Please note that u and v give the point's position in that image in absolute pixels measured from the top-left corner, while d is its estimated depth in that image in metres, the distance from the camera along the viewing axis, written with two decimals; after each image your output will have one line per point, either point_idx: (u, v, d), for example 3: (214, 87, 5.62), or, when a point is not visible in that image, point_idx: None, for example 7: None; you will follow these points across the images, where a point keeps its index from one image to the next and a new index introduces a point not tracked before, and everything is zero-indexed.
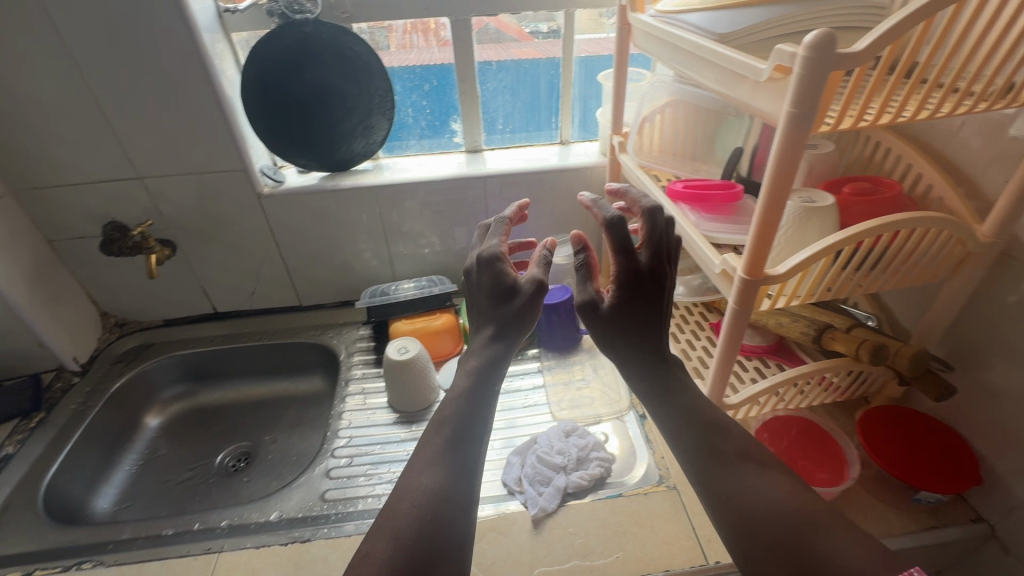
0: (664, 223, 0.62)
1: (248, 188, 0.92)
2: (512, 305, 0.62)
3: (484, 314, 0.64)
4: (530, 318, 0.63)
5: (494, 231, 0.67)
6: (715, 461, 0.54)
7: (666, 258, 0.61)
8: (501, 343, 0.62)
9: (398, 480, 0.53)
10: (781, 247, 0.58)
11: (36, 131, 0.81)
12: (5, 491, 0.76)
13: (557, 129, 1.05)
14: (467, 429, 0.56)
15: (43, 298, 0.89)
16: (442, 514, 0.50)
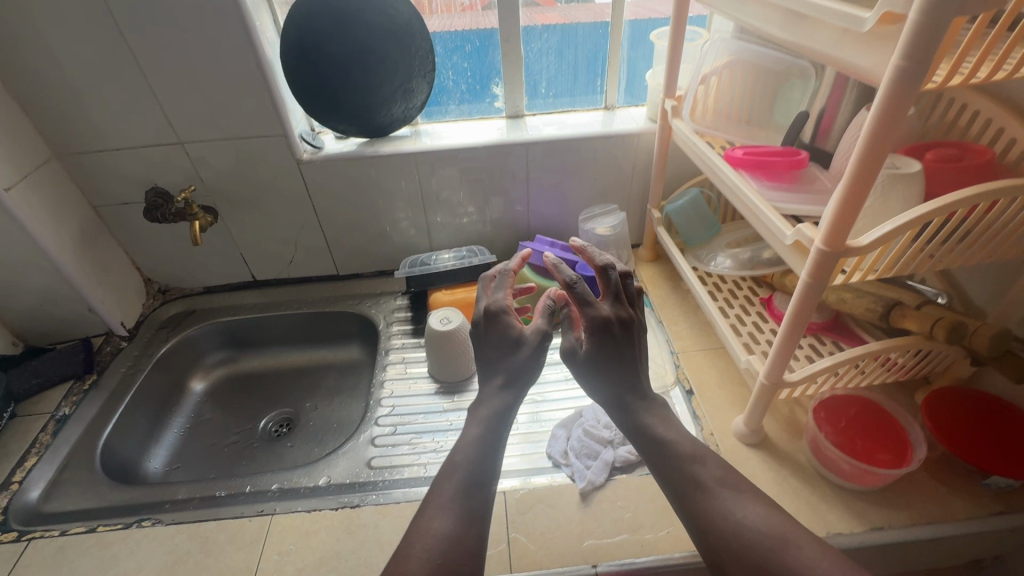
0: (619, 276, 0.65)
1: (287, 154, 0.90)
2: (509, 358, 0.63)
3: (491, 368, 0.64)
4: (530, 372, 0.63)
5: (499, 283, 0.68)
6: (700, 494, 0.55)
7: (626, 309, 0.63)
8: (512, 394, 0.62)
9: (411, 524, 0.54)
10: (862, 217, 0.55)
11: (79, 95, 0.80)
12: (65, 450, 0.78)
13: (602, 93, 1.00)
14: (477, 475, 0.57)
15: (90, 263, 0.90)
16: (457, 558, 0.51)
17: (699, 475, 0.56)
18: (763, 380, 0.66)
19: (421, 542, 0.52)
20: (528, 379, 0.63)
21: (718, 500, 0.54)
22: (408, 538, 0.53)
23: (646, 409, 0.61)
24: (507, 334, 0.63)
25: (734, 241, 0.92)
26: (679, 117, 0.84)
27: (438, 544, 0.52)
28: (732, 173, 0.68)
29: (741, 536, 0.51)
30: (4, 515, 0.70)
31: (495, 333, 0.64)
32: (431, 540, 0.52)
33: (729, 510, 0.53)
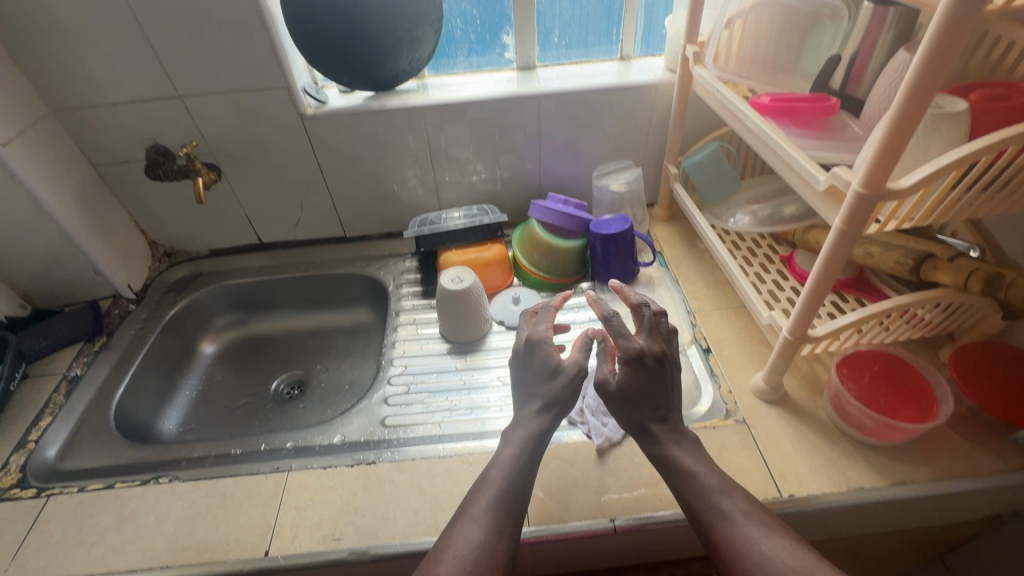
0: (656, 312, 0.63)
1: (291, 109, 0.87)
2: (542, 386, 0.63)
3: (527, 395, 0.64)
4: (567, 401, 0.63)
5: (540, 316, 0.69)
6: (725, 524, 0.52)
7: (659, 344, 0.61)
8: (549, 416, 0.62)
9: (444, 533, 0.53)
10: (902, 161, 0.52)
11: (72, 45, 0.77)
12: (79, 410, 0.78)
13: (617, 43, 0.95)
14: (517, 494, 0.56)
15: (94, 224, 0.88)
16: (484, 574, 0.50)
17: (722, 504, 0.53)
18: (786, 335, 0.64)
19: (451, 552, 0.51)
20: (567, 406, 0.63)
21: (745, 530, 0.51)
22: (439, 547, 0.52)
23: (675, 438, 0.59)
24: (542, 365, 0.64)
25: (753, 198, 0.89)
26: (701, 64, 0.80)
27: (468, 554, 0.51)
28: (759, 119, 0.65)
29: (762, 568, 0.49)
30: (22, 473, 0.70)
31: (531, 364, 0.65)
32: (460, 554, 0.51)
33: (752, 540, 0.50)
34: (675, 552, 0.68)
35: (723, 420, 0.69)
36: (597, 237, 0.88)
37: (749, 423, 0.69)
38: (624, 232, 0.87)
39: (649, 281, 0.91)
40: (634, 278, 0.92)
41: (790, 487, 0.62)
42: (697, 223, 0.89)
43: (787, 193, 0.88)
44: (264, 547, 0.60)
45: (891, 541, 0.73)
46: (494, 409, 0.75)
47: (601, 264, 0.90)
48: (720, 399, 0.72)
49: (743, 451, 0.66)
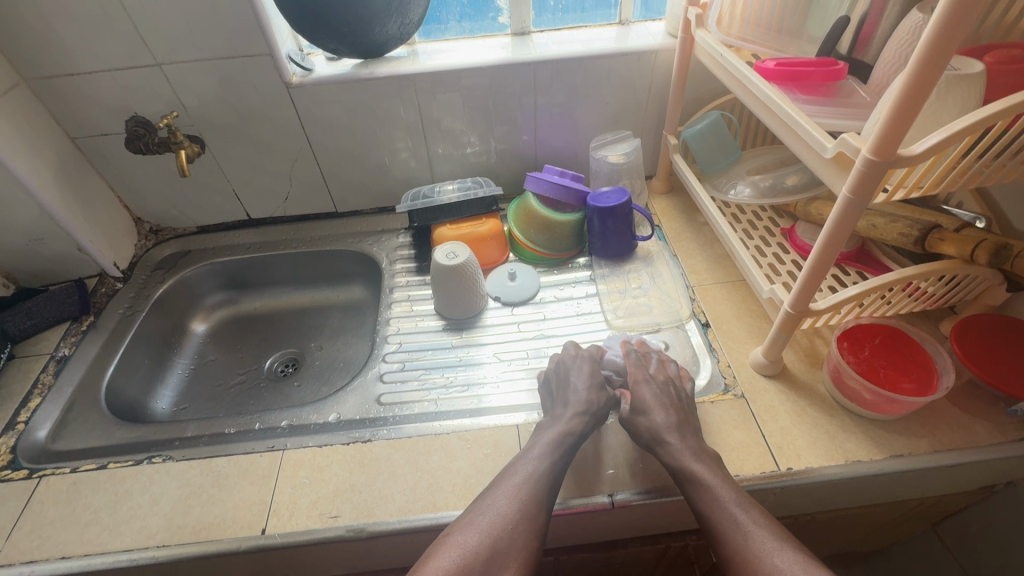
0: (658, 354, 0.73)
1: (275, 78, 0.83)
2: (585, 392, 0.66)
3: (572, 395, 0.66)
4: (599, 416, 0.66)
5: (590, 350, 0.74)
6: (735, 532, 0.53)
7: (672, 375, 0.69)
8: (585, 418, 0.64)
9: (485, 495, 0.58)
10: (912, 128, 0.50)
11: (39, 8, 0.72)
12: (69, 390, 0.77)
13: (615, 7, 0.91)
14: (556, 467, 0.59)
15: (74, 199, 0.85)
16: (519, 535, 0.55)
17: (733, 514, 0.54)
18: (787, 309, 0.63)
19: (493, 510, 0.56)
20: (601, 418, 0.66)
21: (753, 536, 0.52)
22: (472, 511, 0.57)
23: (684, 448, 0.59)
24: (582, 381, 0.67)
25: (754, 168, 0.87)
26: (704, 28, 0.77)
27: (504, 518, 0.55)
28: (765, 85, 0.62)
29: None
30: (13, 454, 0.69)
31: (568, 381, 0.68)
32: (501, 515, 0.55)
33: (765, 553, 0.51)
34: (671, 525, 0.69)
35: (721, 395, 0.69)
36: (595, 211, 0.85)
37: (747, 398, 0.68)
38: (623, 205, 0.85)
39: (647, 256, 0.90)
40: (633, 253, 0.90)
41: (788, 460, 0.61)
42: (696, 195, 0.86)
43: (789, 163, 0.86)
44: (260, 525, 0.60)
45: (884, 513, 0.74)
46: (490, 385, 0.75)
47: (599, 239, 0.88)
48: (719, 374, 0.72)
49: (742, 426, 0.65)
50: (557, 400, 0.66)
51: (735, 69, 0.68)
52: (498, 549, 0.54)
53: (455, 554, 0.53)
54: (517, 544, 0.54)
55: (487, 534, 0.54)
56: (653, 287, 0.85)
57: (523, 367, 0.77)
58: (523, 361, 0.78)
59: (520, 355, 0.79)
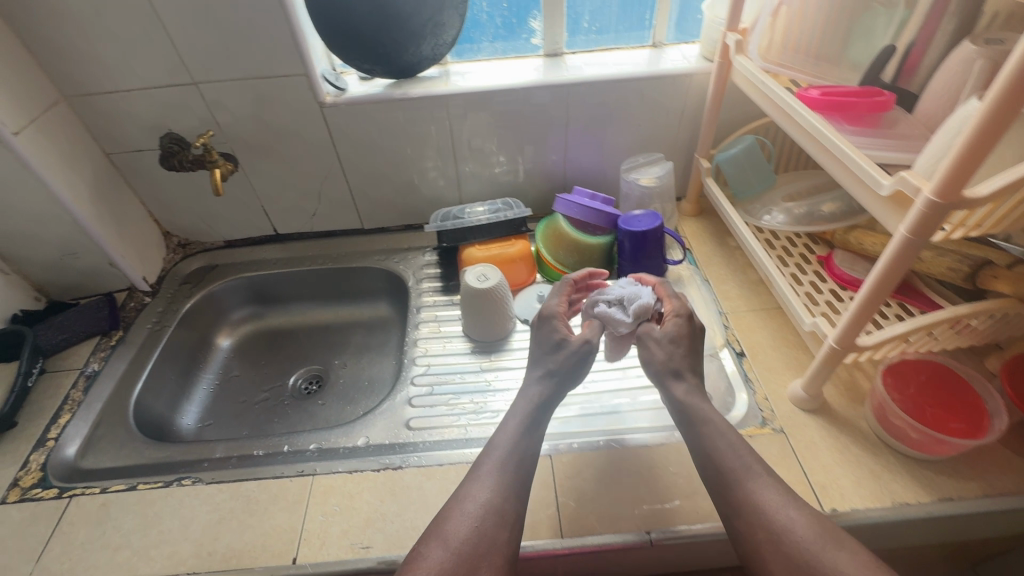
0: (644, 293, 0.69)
1: (310, 97, 0.83)
2: (547, 356, 0.67)
3: (532, 367, 0.67)
4: (571, 377, 0.66)
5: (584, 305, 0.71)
6: (737, 486, 0.55)
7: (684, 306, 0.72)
8: (549, 385, 0.65)
9: (455, 495, 0.57)
10: None
11: (82, 28, 0.73)
12: (98, 407, 0.77)
13: (649, 29, 0.91)
14: (519, 453, 0.60)
15: (108, 214, 0.86)
16: (491, 531, 0.53)
17: (749, 466, 0.56)
18: (831, 344, 0.61)
19: (461, 510, 0.55)
20: (568, 382, 0.66)
21: (763, 493, 0.54)
22: (446, 514, 0.55)
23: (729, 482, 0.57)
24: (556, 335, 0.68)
25: (789, 194, 0.86)
26: (743, 53, 0.76)
27: (477, 514, 0.54)
28: (812, 116, 0.61)
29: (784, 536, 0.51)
30: (43, 472, 0.69)
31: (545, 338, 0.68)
32: (469, 513, 0.54)
33: (780, 507, 0.53)
34: (708, 563, 0.67)
35: (759, 429, 0.67)
36: (627, 235, 0.84)
37: (787, 433, 0.67)
38: (655, 229, 0.84)
39: (678, 280, 0.89)
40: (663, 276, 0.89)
41: (832, 501, 0.60)
42: (730, 219, 0.86)
43: (825, 190, 0.85)
44: (291, 554, 0.59)
45: (922, 554, 0.72)
46: None
47: (629, 262, 0.87)
48: (756, 406, 0.70)
49: (782, 463, 0.64)
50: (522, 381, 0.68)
51: (778, 97, 0.67)
52: (473, 549, 0.52)
53: (433, 562, 0.51)
54: (491, 539, 0.53)
55: (458, 537, 0.53)
56: None
57: None
58: None
59: None
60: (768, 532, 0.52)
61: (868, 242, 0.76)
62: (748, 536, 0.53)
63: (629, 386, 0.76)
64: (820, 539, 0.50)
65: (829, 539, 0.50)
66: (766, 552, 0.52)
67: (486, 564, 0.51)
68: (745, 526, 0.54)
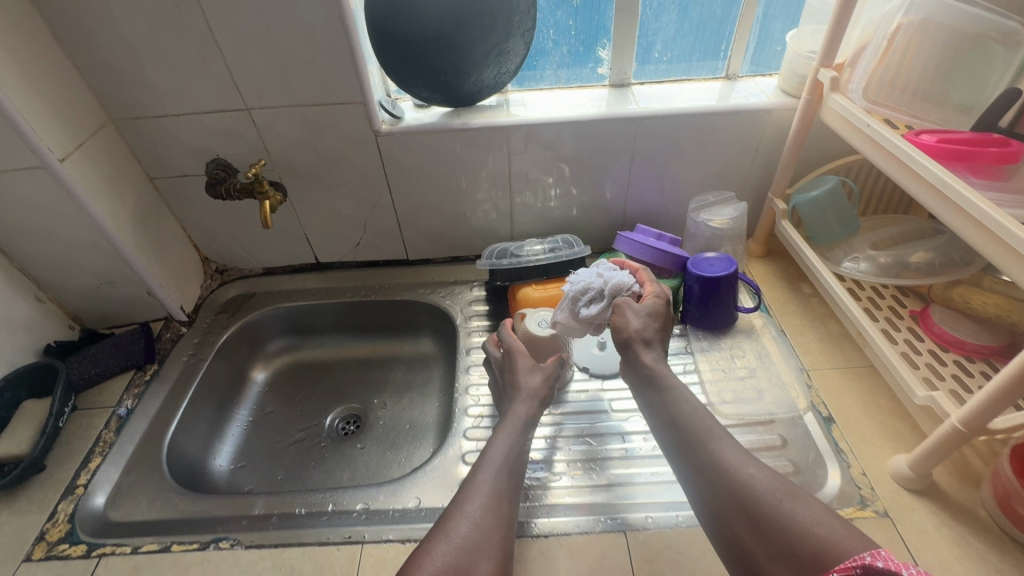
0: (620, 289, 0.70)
1: (365, 126, 0.79)
2: (529, 378, 0.69)
3: (516, 387, 0.69)
4: (546, 395, 0.70)
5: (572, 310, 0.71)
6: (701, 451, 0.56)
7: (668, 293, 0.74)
8: (535, 404, 0.68)
9: (453, 503, 0.56)
10: None
11: (136, 52, 0.70)
12: (130, 450, 0.72)
13: (723, 59, 0.85)
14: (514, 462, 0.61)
15: (148, 243, 0.82)
16: (492, 528, 0.53)
17: (711, 432, 0.57)
18: (953, 424, 0.54)
19: (463, 512, 0.54)
20: (546, 399, 0.70)
21: (729, 454, 0.55)
22: (448, 517, 0.54)
23: None
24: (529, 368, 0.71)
25: (875, 242, 0.80)
26: (839, 91, 0.69)
27: (477, 515, 0.54)
28: (935, 166, 0.55)
29: (748, 489, 0.51)
30: (71, 524, 0.64)
31: (518, 365, 0.71)
32: (471, 515, 0.54)
33: (740, 465, 0.53)
34: None
35: (860, 511, 0.60)
36: (697, 279, 0.78)
37: (894, 517, 0.59)
38: (730, 275, 0.77)
39: (750, 329, 0.82)
40: (734, 324, 0.82)
41: None
42: (810, 265, 0.79)
43: (916, 239, 0.78)
44: None
45: None
46: (586, 475, 0.67)
47: (697, 308, 0.81)
48: (852, 483, 0.63)
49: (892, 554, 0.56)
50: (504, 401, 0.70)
51: (886, 143, 0.61)
52: (476, 543, 0.52)
53: (438, 557, 0.50)
54: (492, 531, 0.53)
55: (462, 536, 0.52)
56: (761, 368, 0.77)
57: (620, 455, 0.69)
58: (617, 443, 0.71)
59: (616, 440, 0.71)
60: (731, 490, 0.52)
61: (976, 301, 0.68)
62: (717, 505, 0.53)
63: None
64: (784, 491, 0.51)
65: (784, 493, 0.50)
66: (726, 507, 0.52)
67: (485, 558, 0.51)
68: (714, 491, 0.54)
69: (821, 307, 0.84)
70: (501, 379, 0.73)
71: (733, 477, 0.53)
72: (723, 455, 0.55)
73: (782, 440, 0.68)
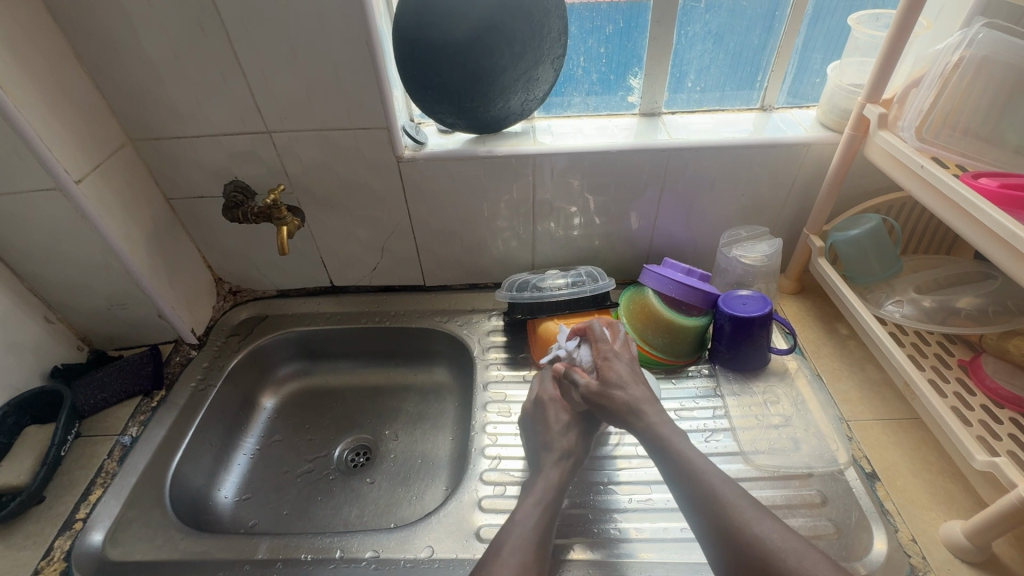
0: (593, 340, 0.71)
1: (388, 151, 0.77)
2: (561, 440, 0.67)
3: (550, 448, 0.66)
4: (582, 455, 0.67)
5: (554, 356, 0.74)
6: (711, 507, 0.53)
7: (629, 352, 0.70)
8: (567, 468, 0.65)
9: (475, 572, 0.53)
10: None
11: (159, 72, 0.68)
12: (132, 482, 0.69)
13: (759, 90, 0.82)
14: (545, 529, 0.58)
15: (162, 265, 0.80)
16: None
17: (715, 485, 0.54)
18: (1021, 496, 0.49)
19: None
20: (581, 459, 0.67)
21: (737, 510, 0.52)
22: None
23: None
24: (563, 415, 0.69)
25: (919, 285, 0.76)
26: (889, 128, 0.66)
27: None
28: (1003, 216, 0.51)
29: (757, 549, 0.49)
30: (67, 562, 0.61)
31: (550, 417, 0.69)
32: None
33: (747, 522, 0.51)
34: None
35: None
36: (729, 318, 0.74)
37: None
38: (764, 315, 0.73)
39: (784, 372, 0.78)
40: (765, 366, 0.78)
41: None
42: (850, 306, 0.75)
43: (964, 283, 0.74)
44: None
45: None
46: (612, 528, 0.64)
47: (727, 348, 0.77)
48: (900, 550, 0.58)
49: None
50: (538, 461, 0.67)
51: (945, 187, 0.57)
52: None
53: None
54: None
55: None
56: (797, 417, 0.72)
57: (645, 506, 0.66)
58: (642, 493, 0.67)
59: (641, 490, 0.67)
60: (739, 549, 0.50)
61: None
62: (728, 562, 0.51)
63: None
64: (795, 550, 0.48)
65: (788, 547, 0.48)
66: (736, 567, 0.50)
67: None
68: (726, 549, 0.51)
69: (859, 350, 0.79)
70: (531, 420, 0.71)
71: (739, 536, 0.50)
72: (729, 509, 0.52)
73: (821, 498, 0.64)
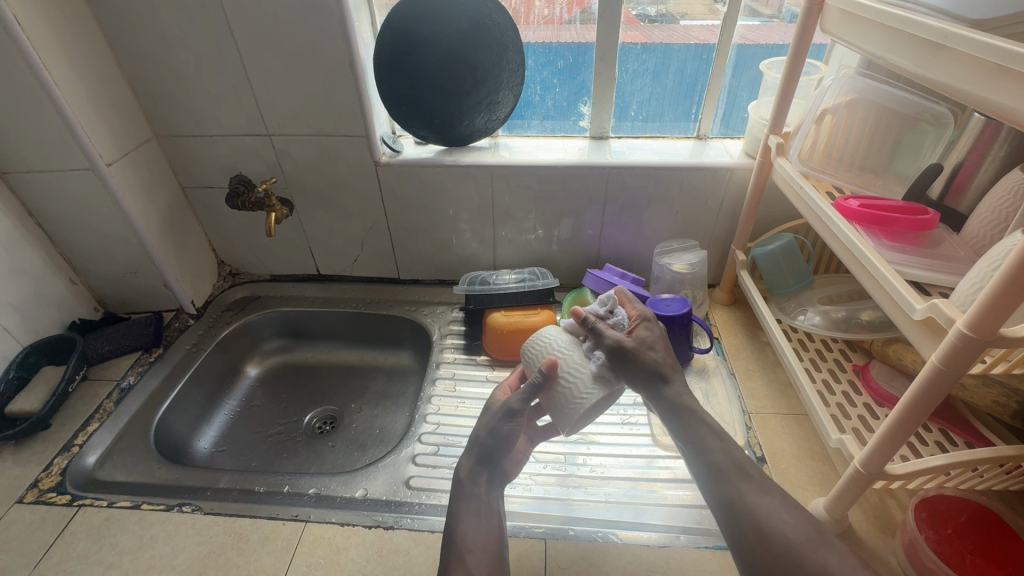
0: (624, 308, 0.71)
1: (367, 156, 0.90)
2: (485, 440, 0.66)
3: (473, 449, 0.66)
4: (494, 452, 0.66)
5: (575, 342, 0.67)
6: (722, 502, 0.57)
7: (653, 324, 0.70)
8: (481, 466, 0.66)
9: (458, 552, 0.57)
10: (974, 280, 0.48)
11: (183, 82, 0.83)
12: (124, 420, 0.81)
13: (694, 121, 0.94)
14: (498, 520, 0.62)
15: (171, 241, 0.93)
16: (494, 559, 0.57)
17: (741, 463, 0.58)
18: (857, 467, 0.57)
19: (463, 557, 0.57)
20: (497, 456, 0.66)
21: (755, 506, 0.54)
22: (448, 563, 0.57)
23: None
24: (506, 426, 0.66)
25: (827, 297, 0.84)
26: (784, 156, 0.76)
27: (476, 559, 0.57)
28: (846, 227, 0.60)
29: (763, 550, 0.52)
30: (61, 477, 0.72)
31: (488, 430, 0.66)
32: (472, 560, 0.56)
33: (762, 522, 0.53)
34: None
35: None
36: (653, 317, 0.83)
37: None
38: (683, 315, 0.82)
39: (703, 369, 0.86)
40: (688, 363, 0.86)
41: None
42: (761, 314, 0.83)
43: (866, 297, 0.82)
44: None
45: None
46: (520, 486, 0.73)
47: None
48: None
49: None
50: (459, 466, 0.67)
51: (815, 206, 0.66)
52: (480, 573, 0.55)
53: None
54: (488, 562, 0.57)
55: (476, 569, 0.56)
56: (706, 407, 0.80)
57: (558, 472, 0.75)
58: (559, 465, 0.76)
59: (557, 459, 0.77)
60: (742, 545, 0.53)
61: (908, 358, 0.72)
62: (739, 535, 0.54)
63: (638, 478, 0.73)
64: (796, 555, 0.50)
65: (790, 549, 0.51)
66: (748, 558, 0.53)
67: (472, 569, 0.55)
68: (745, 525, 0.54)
69: (774, 355, 0.88)
70: (485, 426, 0.67)
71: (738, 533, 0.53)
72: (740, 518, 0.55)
73: None
